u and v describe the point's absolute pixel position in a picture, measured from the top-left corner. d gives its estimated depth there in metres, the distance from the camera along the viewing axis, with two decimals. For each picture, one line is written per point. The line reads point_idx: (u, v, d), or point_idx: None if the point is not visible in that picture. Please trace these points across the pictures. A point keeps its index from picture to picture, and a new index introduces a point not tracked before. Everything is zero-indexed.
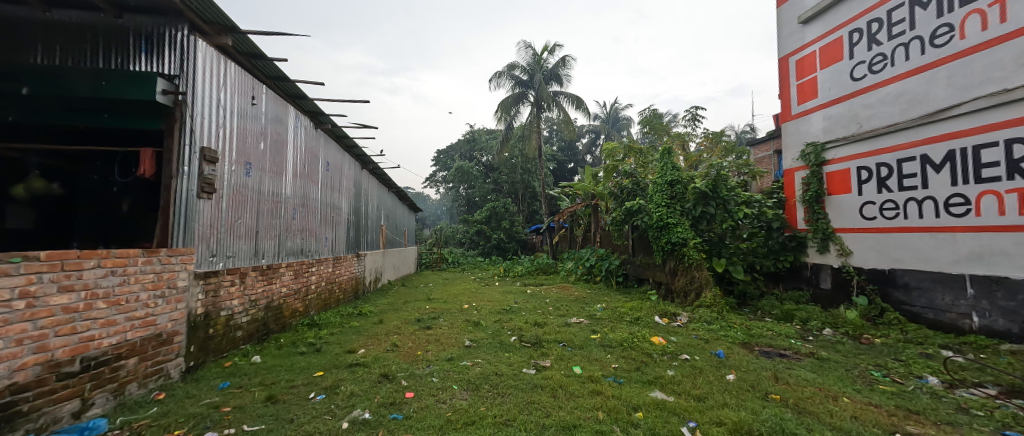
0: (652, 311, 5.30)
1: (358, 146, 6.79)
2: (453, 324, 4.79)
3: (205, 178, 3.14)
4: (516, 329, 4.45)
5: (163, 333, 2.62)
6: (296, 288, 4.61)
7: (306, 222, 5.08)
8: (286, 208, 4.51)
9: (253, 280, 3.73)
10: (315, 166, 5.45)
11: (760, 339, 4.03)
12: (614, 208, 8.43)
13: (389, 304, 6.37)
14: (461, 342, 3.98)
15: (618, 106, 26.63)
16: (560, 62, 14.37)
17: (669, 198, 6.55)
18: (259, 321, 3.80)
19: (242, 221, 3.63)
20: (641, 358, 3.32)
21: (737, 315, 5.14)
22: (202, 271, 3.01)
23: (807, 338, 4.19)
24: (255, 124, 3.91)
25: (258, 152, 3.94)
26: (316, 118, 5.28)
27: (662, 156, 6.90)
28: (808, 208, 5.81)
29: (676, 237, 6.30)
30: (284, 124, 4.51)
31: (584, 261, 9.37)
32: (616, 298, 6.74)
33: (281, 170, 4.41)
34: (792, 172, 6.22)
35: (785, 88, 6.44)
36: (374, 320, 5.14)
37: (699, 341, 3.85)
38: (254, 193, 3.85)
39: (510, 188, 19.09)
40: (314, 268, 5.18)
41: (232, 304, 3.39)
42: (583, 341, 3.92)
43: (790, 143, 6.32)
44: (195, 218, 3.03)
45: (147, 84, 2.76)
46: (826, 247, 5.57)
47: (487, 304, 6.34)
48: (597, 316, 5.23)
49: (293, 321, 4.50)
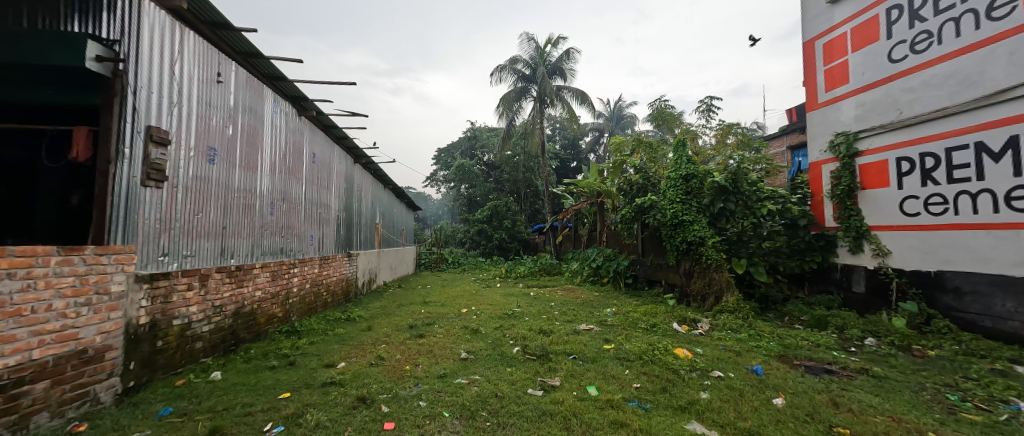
0: (668, 317, 4.80)
1: (349, 138, 6.31)
2: (449, 332, 4.30)
3: (153, 164, 2.66)
4: (519, 338, 3.96)
5: (88, 349, 2.14)
6: (273, 291, 4.14)
7: (288, 218, 4.62)
8: (261, 203, 4.04)
9: (218, 284, 3.26)
10: (299, 158, 4.97)
11: (798, 351, 3.53)
12: (622, 205, 7.94)
13: (381, 308, 5.89)
14: (457, 354, 3.49)
15: (622, 104, 26.13)
16: (563, 55, 13.89)
17: (684, 194, 6.06)
18: (225, 330, 3.32)
19: (203, 217, 3.16)
20: (667, 375, 2.83)
21: (764, 321, 4.63)
22: (147, 273, 2.54)
23: (849, 350, 3.69)
24: (223, 107, 3.43)
25: (227, 138, 3.47)
26: (299, 104, 4.80)
27: (676, 148, 6.41)
28: (839, 204, 5.32)
29: (692, 236, 5.80)
30: (259, 108, 4.03)
31: (590, 262, 8.90)
32: (626, 301, 6.24)
33: (255, 160, 3.94)
34: (819, 165, 5.74)
35: (811, 74, 5.95)
36: (362, 326, 4.66)
37: (730, 354, 3.35)
38: (221, 185, 3.38)
39: (512, 187, 18.62)
40: (297, 269, 4.72)
41: (189, 311, 2.92)
42: (596, 353, 3.44)
43: (816, 133, 5.82)
44: (139, 211, 2.56)
45: (76, 48, 2.29)
46: (860, 247, 5.07)
47: (487, 308, 5.85)
48: (608, 323, 4.75)
49: (271, 328, 4.03)
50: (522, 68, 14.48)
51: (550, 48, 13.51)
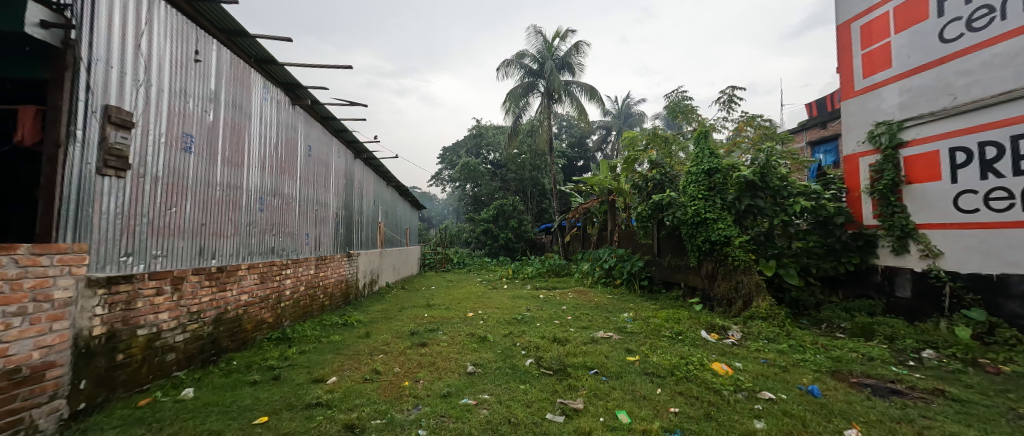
0: (694, 324, 4.36)
1: (348, 131, 5.96)
2: (454, 340, 3.91)
3: (113, 149, 2.29)
4: (531, 348, 3.56)
5: (23, 368, 1.77)
6: (262, 295, 3.79)
7: (280, 216, 4.26)
8: (249, 199, 3.69)
9: (196, 287, 2.90)
10: (293, 152, 4.61)
11: (851, 365, 3.09)
12: (637, 203, 7.50)
13: (382, 312, 5.51)
14: (463, 367, 3.09)
15: (630, 101, 25.64)
16: (572, 48, 13.43)
17: (706, 190, 5.62)
18: (203, 339, 2.96)
19: (178, 213, 2.80)
20: (707, 397, 2.41)
21: (802, 329, 4.18)
22: (102, 276, 2.18)
23: (908, 364, 3.25)
24: (204, 90, 3.07)
25: (207, 126, 3.11)
26: (293, 92, 4.44)
27: (697, 140, 5.96)
28: (880, 200, 4.87)
29: (716, 235, 5.35)
30: (246, 95, 3.66)
31: (602, 262, 8.48)
32: (643, 305, 5.82)
33: (242, 152, 3.58)
34: (855, 158, 5.28)
35: (845, 59, 5.49)
36: (360, 332, 4.29)
37: (774, 369, 2.92)
38: (199, 177, 3.02)
39: (518, 186, 18.20)
40: (290, 270, 4.37)
41: (159, 319, 2.56)
42: (620, 367, 3.02)
43: (851, 123, 5.36)
44: (94, 204, 2.19)
45: (15, 9, 1.92)
46: (905, 247, 4.62)
47: (495, 313, 5.45)
48: (627, 330, 4.33)
49: (259, 336, 3.68)
50: (529, 62, 14.05)
51: (558, 41, 13.06)
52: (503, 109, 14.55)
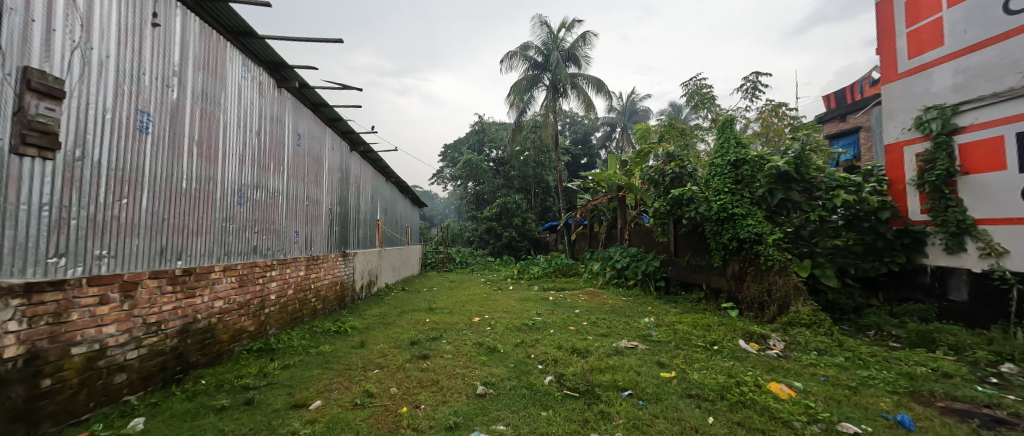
0: (729, 331, 3.88)
1: (343, 119, 5.51)
2: (460, 351, 3.46)
3: (35, 123, 1.83)
4: (550, 362, 3.09)
5: None
6: (242, 300, 3.33)
7: (264, 212, 3.80)
8: (225, 192, 3.22)
9: (155, 292, 2.44)
10: (279, 141, 4.15)
11: (931, 385, 2.61)
12: (652, 198, 7.02)
13: (380, 317, 5.05)
14: (473, 387, 2.62)
15: (634, 97, 25.15)
16: (579, 39, 12.94)
17: (733, 183, 5.15)
18: (166, 353, 2.51)
19: (131, 206, 2.34)
20: (777, 431, 1.94)
21: (852, 337, 3.70)
22: (19, 282, 1.74)
23: (993, 382, 2.77)
24: (165, 63, 2.59)
25: (169, 104, 2.62)
26: (278, 72, 3.97)
27: (722, 129, 5.47)
28: (932, 192, 4.38)
29: (746, 232, 4.86)
30: (221, 71, 3.19)
31: (613, 262, 8.00)
32: (663, 309, 5.34)
33: (215, 138, 3.11)
34: (899, 147, 4.81)
35: (887, 39, 5.01)
36: (355, 341, 3.83)
37: (843, 391, 2.44)
38: (160, 165, 2.55)
39: (521, 183, 17.75)
40: (276, 272, 3.92)
41: (103, 332, 2.10)
42: (657, 386, 2.56)
43: (895, 109, 4.88)
44: (8, 191, 1.73)
45: None
46: (960, 245, 4.15)
47: (503, 317, 4.99)
48: (653, 338, 3.86)
49: (238, 347, 3.22)
50: (534, 55, 13.59)
51: (564, 32, 12.59)
52: (507, 103, 14.06)
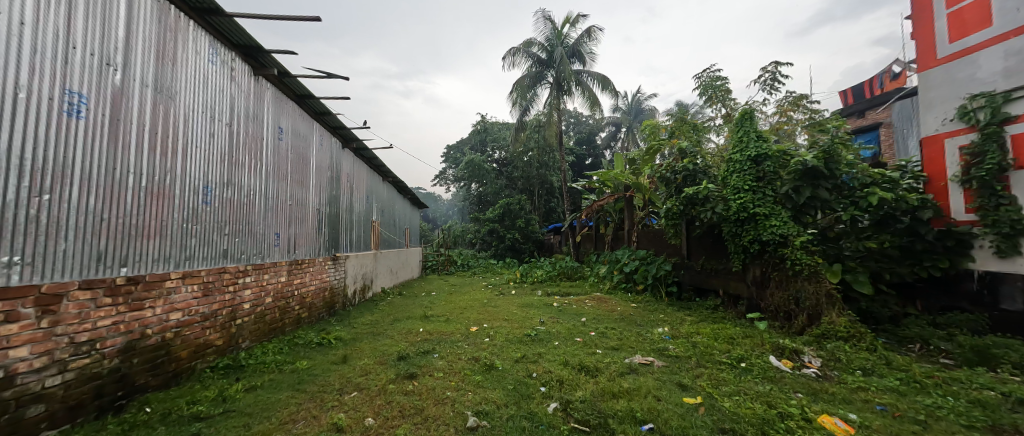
0: (756, 345, 3.45)
1: (332, 113, 5.14)
2: (452, 368, 3.06)
3: None
4: (554, 384, 2.67)
5: None
6: (206, 311, 2.95)
7: (236, 212, 3.41)
8: (188, 189, 2.84)
9: (89, 304, 2.07)
10: (255, 134, 3.76)
11: (1012, 416, 2.17)
12: (663, 198, 6.59)
13: (370, 326, 4.67)
14: (463, 417, 2.21)
15: (639, 96, 24.71)
16: (584, 35, 12.54)
17: (755, 180, 4.72)
18: (101, 377, 2.14)
19: (54, 203, 1.95)
20: None
21: (897, 353, 3.26)
22: None
23: None
24: (105, 37, 2.21)
25: (111, 85, 2.24)
26: (254, 58, 3.59)
27: (742, 121, 5.04)
28: (980, 189, 3.93)
29: (770, 234, 4.43)
30: (184, 53, 2.80)
31: (621, 265, 7.58)
32: (678, 318, 4.91)
33: (176, 128, 2.73)
34: (939, 140, 4.36)
35: (925, 22, 4.58)
36: (337, 355, 3.45)
37: (909, 426, 2.02)
38: (101, 155, 2.17)
39: (525, 184, 17.38)
40: (250, 278, 3.54)
41: (10, 357, 1.73)
42: (681, 417, 2.15)
43: (933, 99, 4.45)
44: None
45: None
46: (1015, 249, 3.69)
47: (504, 327, 4.58)
48: (670, 352, 3.45)
49: (201, 364, 2.86)
50: (537, 51, 13.19)
51: (568, 27, 12.19)
52: (510, 101, 13.69)
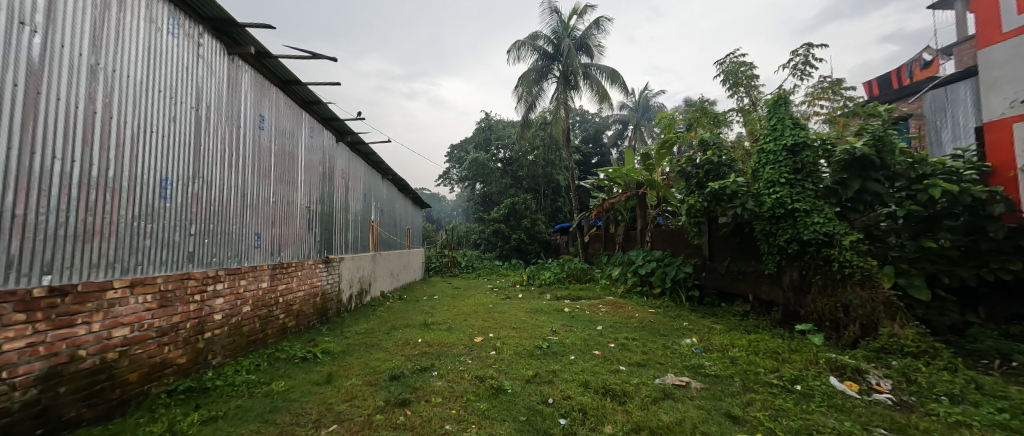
0: (809, 362, 2.95)
1: (323, 102, 4.70)
2: (452, 391, 2.59)
3: None
4: (577, 416, 2.18)
5: None
6: (164, 325, 2.52)
7: (205, 209, 2.97)
8: (140, 182, 2.41)
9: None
10: (229, 121, 3.32)
11: None
12: (682, 194, 6.08)
13: (363, 336, 4.22)
14: None
15: (647, 93, 24.12)
16: (592, 26, 12.05)
17: (792, 172, 4.21)
18: (9, 413, 1.70)
19: None
20: None
21: (978, 373, 2.75)
22: None
23: None
24: None
25: (27, 50, 1.81)
26: (225, 34, 3.15)
27: (775, 107, 4.52)
28: None
29: (812, 233, 3.92)
30: (132, 20, 2.37)
31: (635, 267, 7.09)
32: (705, 326, 4.42)
33: (123, 109, 2.29)
34: (1007, 124, 3.82)
35: None
36: (321, 373, 2.99)
37: None
38: (12, 137, 1.73)
39: (530, 183, 16.96)
40: (223, 285, 3.11)
41: None
42: None
43: (999, 78, 3.92)
44: None
45: None
46: None
47: (512, 337, 4.11)
48: (706, 369, 2.96)
49: (156, 388, 2.42)
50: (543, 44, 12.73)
51: (576, 18, 11.72)
52: (515, 97, 13.22)
